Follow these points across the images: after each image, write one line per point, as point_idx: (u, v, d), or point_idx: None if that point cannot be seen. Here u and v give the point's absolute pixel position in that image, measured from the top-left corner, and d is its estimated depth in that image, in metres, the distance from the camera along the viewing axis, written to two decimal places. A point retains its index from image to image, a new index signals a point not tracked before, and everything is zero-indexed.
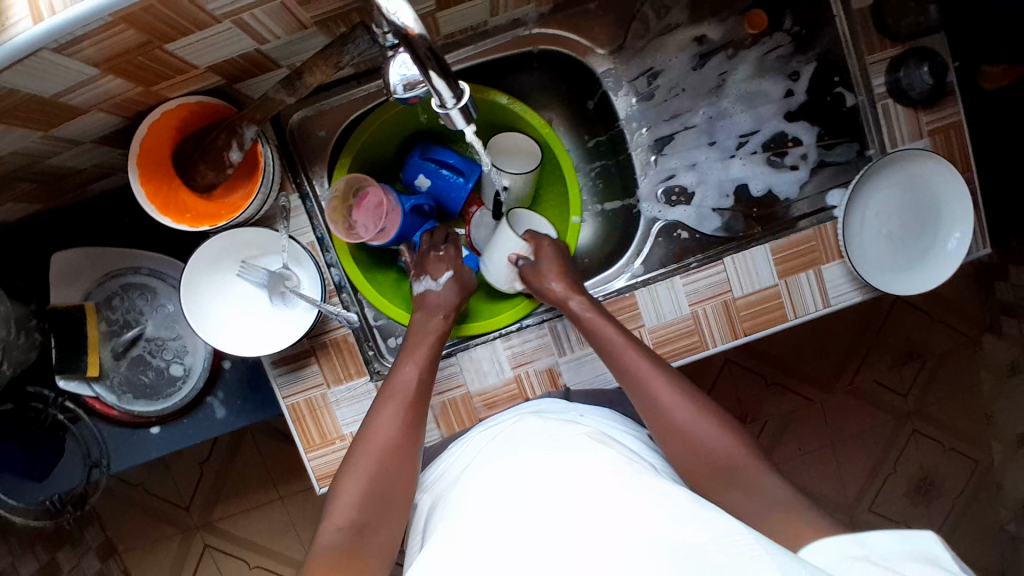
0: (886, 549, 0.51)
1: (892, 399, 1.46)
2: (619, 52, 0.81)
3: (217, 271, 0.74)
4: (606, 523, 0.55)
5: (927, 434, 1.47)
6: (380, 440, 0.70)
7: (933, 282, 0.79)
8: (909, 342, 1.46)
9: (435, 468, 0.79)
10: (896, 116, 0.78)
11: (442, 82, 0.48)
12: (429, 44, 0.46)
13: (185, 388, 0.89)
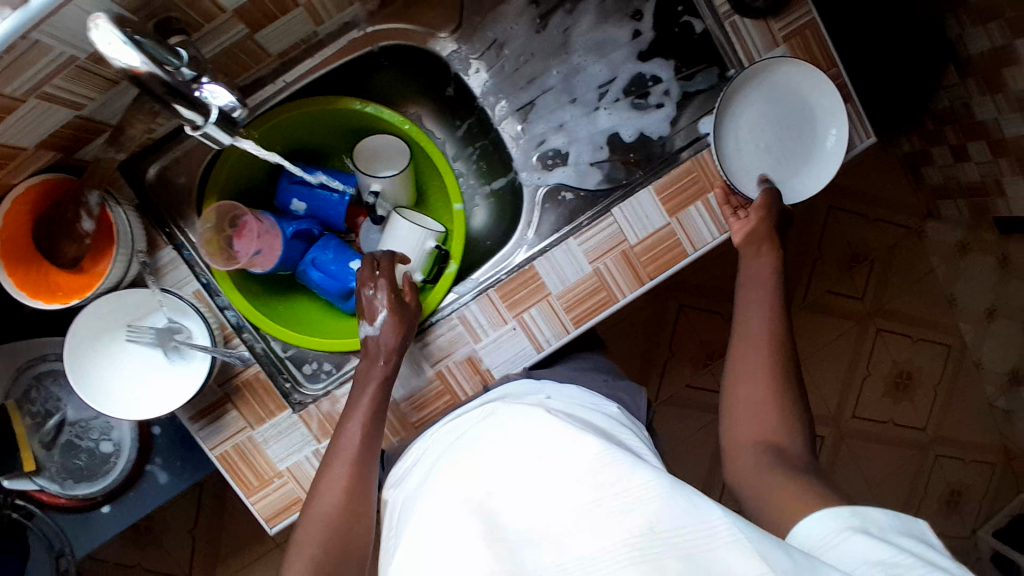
0: (884, 523, 0.53)
1: (849, 304, 1.46)
2: (459, 31, 0.82)
3: (106, 341, 0.73)
4: (578, 523, 0.50)
5: (893, 331, 1.47)
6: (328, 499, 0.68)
7: (819, 182, 0.78)
8: (858, 244, 1.45)
9: (402, 463, 0.73)
10: (747, 31, 0.77)
11: (188, 111, 0.55)
12: (165, 81, 0.52)
13: (120, 461, 0.88)
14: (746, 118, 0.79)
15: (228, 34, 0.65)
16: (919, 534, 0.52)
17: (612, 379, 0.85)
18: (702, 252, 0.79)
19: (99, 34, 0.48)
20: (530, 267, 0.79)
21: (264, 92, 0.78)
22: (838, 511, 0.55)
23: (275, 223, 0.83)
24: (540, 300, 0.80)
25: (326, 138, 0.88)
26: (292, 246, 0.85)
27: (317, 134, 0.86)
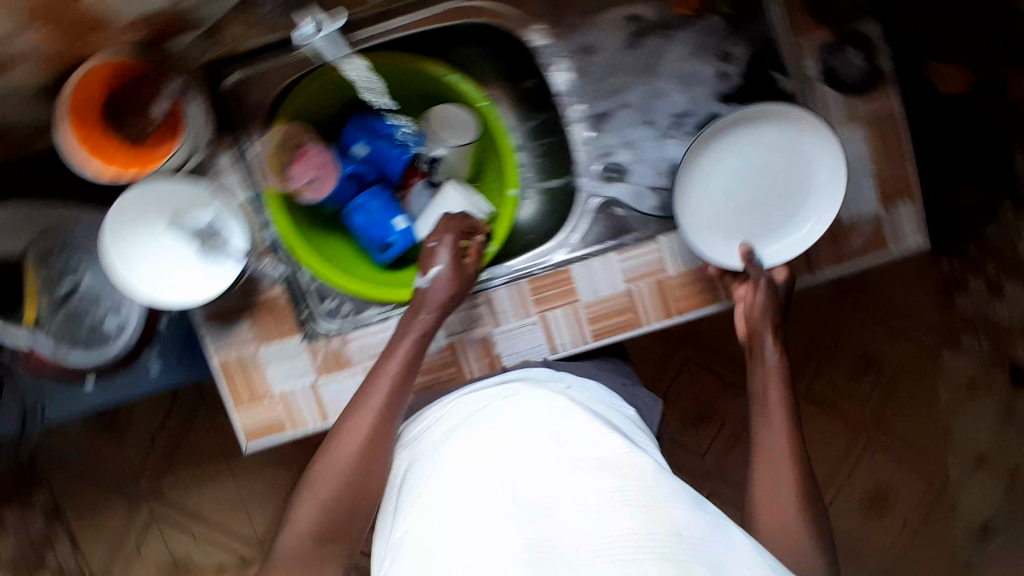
0: None
1: (846, 407, 1.48)
2: (554, 27, 0.80)
3: (144, 220, 0.73)
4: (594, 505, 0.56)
5: (880, 443, 1.48)
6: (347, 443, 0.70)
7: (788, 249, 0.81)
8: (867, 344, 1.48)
9: (415, 424, 0.78)
10: (829, 100, 0.82)
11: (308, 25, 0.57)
12: None
13: (119, 340, 0.86)
14: (749, 181, 0.81)
15: None
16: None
17: (631, 385, 0.88)
18: (735, 303, 0.83)
19: None
20: (568, 270, 0.82)
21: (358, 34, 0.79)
22: None
23: (336, 160, 0.84)
24: (567, 303, 0.82)
25: (397, 92, 0.87)
26: (345, 185, 0.85)
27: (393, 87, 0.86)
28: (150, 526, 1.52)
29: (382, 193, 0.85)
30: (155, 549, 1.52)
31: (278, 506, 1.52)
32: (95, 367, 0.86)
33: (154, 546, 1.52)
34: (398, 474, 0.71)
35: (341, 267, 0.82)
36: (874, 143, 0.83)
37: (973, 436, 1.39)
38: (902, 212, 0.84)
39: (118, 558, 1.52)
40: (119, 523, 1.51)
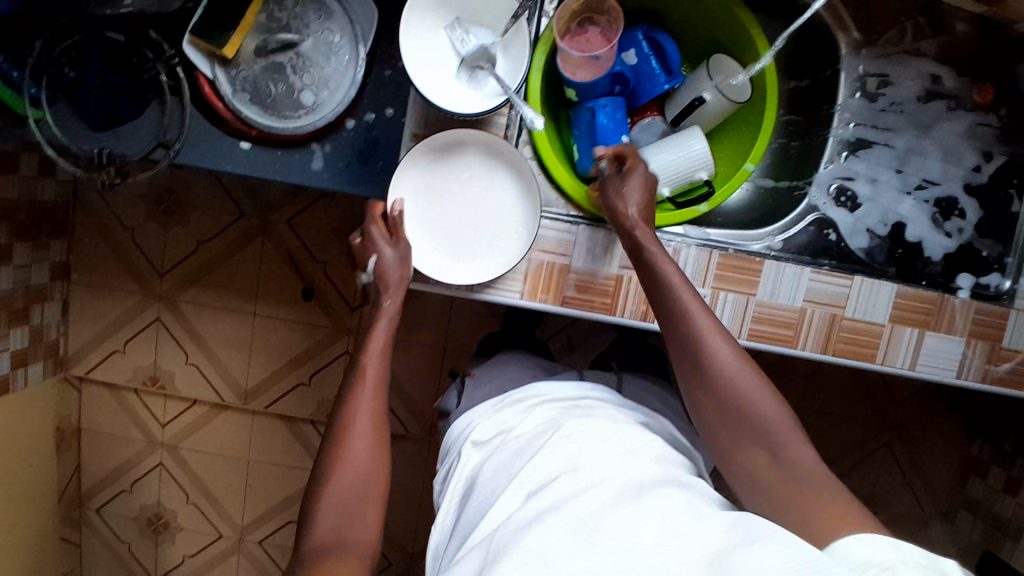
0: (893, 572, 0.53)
1: None
2: (868, 46, 0.82)
3: (432, 12, 0.71)
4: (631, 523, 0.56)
5: None
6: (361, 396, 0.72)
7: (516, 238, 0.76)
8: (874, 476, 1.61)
9: (483, 412, 0.82)
10: None
11: None
12: None
13: (303, 119, 0.83)
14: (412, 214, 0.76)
15: None
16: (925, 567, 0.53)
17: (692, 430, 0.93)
18: (884, 368, 0.83)
19: None
20: (761, 262, 0.79)
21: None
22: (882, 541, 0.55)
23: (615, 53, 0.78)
24: (744, 293, 0.80)
25: (687, 27, 0.86)
26: (603, 82, 0.79)
27: (682, 20, 0.85)
28: (151, 327, 1.45)
29: (624, 109, 0.80)
30: (141, 352, 1.45)
31: (280, 369, 1.46)
32: (272, 132, 0.81)
33: (143, 349, 1.45)
34: (465, 468, 0.76)
35: (555, 163, 0.80)
36: None
37: None
38: None
39: (103, 342, 1.45)
40: (122, 313, 1.44)
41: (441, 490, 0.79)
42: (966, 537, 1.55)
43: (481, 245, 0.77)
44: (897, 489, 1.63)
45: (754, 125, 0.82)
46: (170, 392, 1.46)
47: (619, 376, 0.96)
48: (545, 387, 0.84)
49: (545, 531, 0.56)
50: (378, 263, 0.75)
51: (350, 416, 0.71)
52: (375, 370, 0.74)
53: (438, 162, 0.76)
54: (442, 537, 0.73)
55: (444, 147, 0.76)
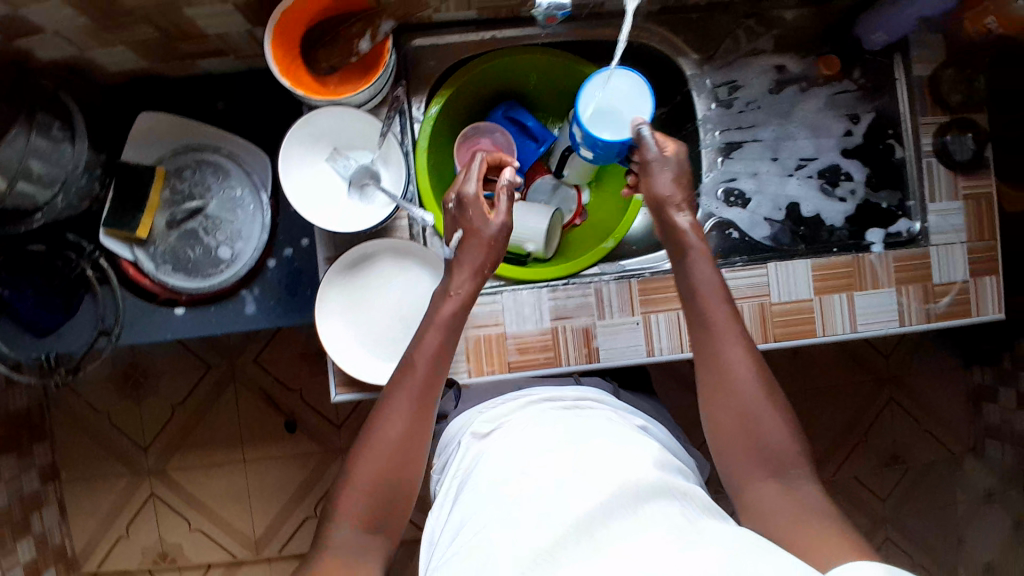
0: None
1: (869, 500, 1.61)
2: (708, 60, 0.89)
3: (310, 150, 0.77)
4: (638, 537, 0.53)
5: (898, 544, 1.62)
6: (418, 371, 0.68)
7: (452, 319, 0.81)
8: (890, 432, 1.61)
9: (486, 405, 0.77)
10: (936, 175, 0.89)
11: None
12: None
13: (226, 273, 0.89)
14: (348, 331, 0.80)
15: None
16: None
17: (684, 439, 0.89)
18: (828, 338, 0.87)
19: None
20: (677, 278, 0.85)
21: (510, 30, 0.84)
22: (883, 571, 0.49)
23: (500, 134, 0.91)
24: (672, 309, 0.85)
25: (546, 91, 0.93)
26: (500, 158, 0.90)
27: (540, 86, 0.93)
28: (148, 503, 1.46)
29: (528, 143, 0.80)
30: (145, 530, 1.46)
31: (286, 508, 1.46)
32: (201, 292, 0.87)
33: (145, 528, 1.46)
34: (461, 456, 0.71)
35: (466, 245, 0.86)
36: (972, 219, 0.90)
37: (984, 544, 1.53)
38: (985, 282, 0.90)
39: (106, 531, 1.46)
40: (116, 498, 1.46)
41: (438, 480, 0.75)
42: (1001, 465, 1.53)
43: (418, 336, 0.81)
44: (921, 437, 1.62)
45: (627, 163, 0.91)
46: (183, 562, 1.46)
47: (615, 385, 0.89)
48: (545, 388, 0.80)
49: (529, 534, 0.55)
50: (465, 237, 0.75)
51: (396, 396, 0.67)
52: (432, 340, 0.70)
53: (355, 277, 0.81)
54: (435, 516, 0.68)
55: (356, 263, 0.81)
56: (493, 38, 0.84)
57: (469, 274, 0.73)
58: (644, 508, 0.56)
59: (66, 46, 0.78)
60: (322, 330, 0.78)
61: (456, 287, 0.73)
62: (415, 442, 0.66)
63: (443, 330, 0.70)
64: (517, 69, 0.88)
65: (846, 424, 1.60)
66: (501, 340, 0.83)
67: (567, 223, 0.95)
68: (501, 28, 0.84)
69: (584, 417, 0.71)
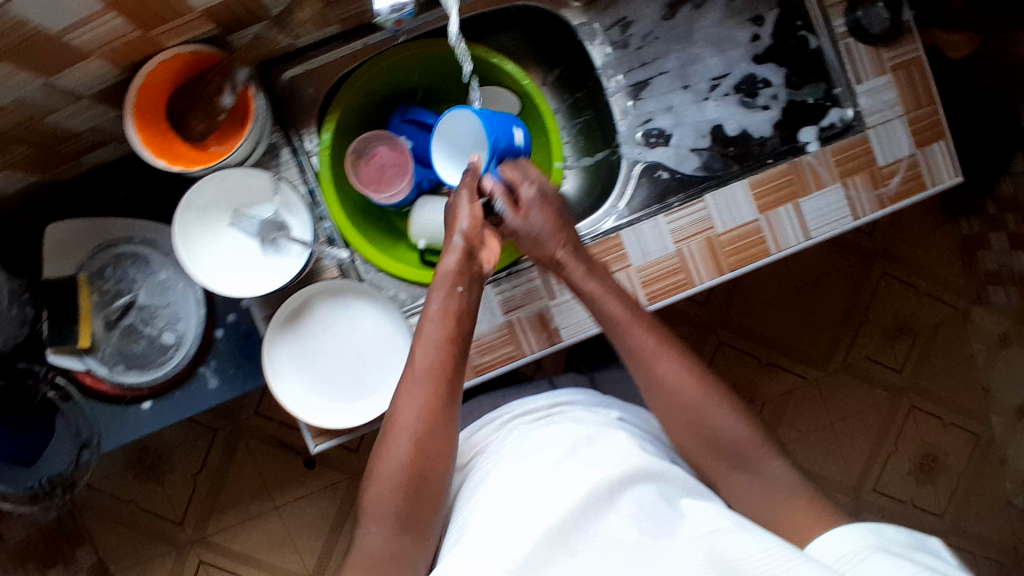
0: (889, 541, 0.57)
1: (887, 374, 1.60)
2: (592, 5, 0.84)
3: (210, 220, 0.75)
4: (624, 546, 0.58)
5: (925, 410, 1.62)
6: (420, 357, 0.69)
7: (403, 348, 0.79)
8: (891, 306, 1.59)
9: (481, 427, 0.79)
10: (858, 54, 0.85)
11: None
12: None
13: (176, 355, 0.88)
14: (305, 384, 0.79)
15: None
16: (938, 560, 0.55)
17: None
18: (784, 253, 0.84)
19: None
20: (618, 236, 0.82)
21: (377, 34, 0.80)
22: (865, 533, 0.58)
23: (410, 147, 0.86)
24: (620, 269, 0.83)
25: (434, 80, 0.89)
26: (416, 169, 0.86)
27: (432, 77, 0.89)
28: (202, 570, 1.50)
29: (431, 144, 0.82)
30: None
31: (329, 541, 1.49)
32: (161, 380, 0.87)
33: None
34: (460, 488, 0.73)
35: (405, 266, 0.83)
36: (903, 88, 0.86)
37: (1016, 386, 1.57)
38: (933, 149, 0.87)
39: None
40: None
41: None
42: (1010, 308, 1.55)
43: (375, 372, 0.80)
44: (925, 303, 1.60)
45: (541, 130, 0.88)
46: None
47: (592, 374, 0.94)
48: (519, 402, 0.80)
49: (512, 542, 0.57)
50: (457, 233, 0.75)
51: (406, 387, 0.68)
52: (430, 327, 0.70)
53: (297, 331, 0.79)
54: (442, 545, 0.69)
55: (296, 313, 0.79)
56: (361, 47, 0.80)
57: (458, 254, 0.74)
58: (621, 500, 0.61)
59: None
60: (289, 401, 0.77)
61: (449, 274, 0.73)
62: (442, 425, 0.67)
63: (446, 313, 0.71)
64: (400, 69, 0.85)
65: (845, 309, 1.59)
66: None
67: None
68: (367, 34, 0.80)
69: (563, 417, 0.73)
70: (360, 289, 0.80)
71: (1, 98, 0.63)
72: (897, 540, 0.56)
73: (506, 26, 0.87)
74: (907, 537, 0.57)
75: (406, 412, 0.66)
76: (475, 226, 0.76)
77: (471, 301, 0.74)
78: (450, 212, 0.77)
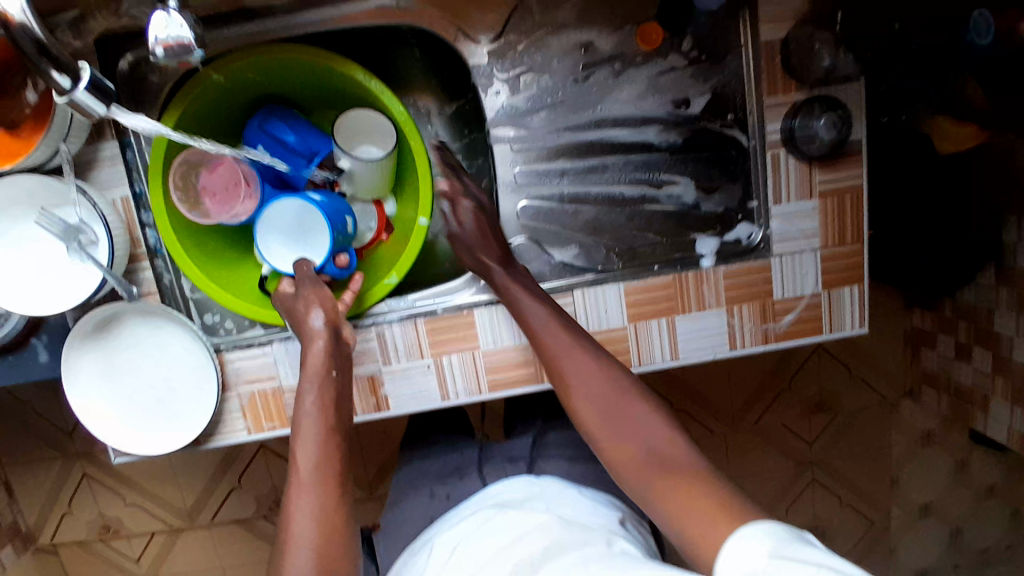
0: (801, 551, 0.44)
1: (796, 444, 1.32)
2: (497, 42, 0.74)
3: (15, 216, 0.68)
4: None
5: (824, 485, 1.34)
6: (300, 462, 0.60)
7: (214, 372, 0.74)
8: None
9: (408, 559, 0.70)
10: (786, 168, 0.74)
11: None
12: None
13: (3, 327, 0.82)
14: (109, 399, 0.74)
15: None
16: (833, 554, 0.44)
17: (608, 469, 0.78)
18: (647, 370, 0.77)
19: (170, 20, 0.49)
20: (470, 313, 0.76)
21: (236, 27, 0.69)
22: (776, 534, 0.46)
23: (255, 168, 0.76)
24: (465, 348, 0.77)
25: (312, 90, 0.79)
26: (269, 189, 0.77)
27: (304, 87, 0.78)
28: (83, 484, 1.51)
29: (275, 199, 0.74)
30: (86, 506, 1.52)
31: (209, 485, 1.51)
32: None
33: (85, 504, 1.52)
34: None
35: (238, 296, 0.75)
36: (831, 218, 0.75)
37: (924, 487, 1.33)
38: (844, 293, 0.77)
39: (51, 509, 1.52)
40: (52, 480, 1.50)
41: None
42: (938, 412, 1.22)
43: (185, 394, 0.75)
44: (852, 389, 1.30)
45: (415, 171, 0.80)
46: (126, 532, 1.54)
47: (541, 432, 0.85)
48: (451, 514, 0.72)
49: None
50: (303, 332, 0.68)
51: (292, 503, 0.59)
52: (307, 424, 0.63)
53: (105, 342, 0.74)
54: None
55: (104, 323, 0.73)
56: (213, 40, 0.70)
57: (325, 338, 0.67)
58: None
59: None
60: (97, 428, 0.73)
61: (312, 365, 0.66)
62: (342, 517, 0.59)
63: (317, 387, 0.64)
64: (271, 73, 0.74)
65: None
66: (278, 395, 0.76)
67: (369, 242, 0.82)
68: (220, 26, 0.69)
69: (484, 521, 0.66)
70: (180, 313, 0.74)
71: None
72: (777, 542, 0.46)
73: (398, 44, 0.78)
74: (784, 532, 0.47)
75: (298, 526, 0.57)
76: (331, 309, 0.69)
77: (347, 384, 0.67)
78: (295, 310, 0.68)
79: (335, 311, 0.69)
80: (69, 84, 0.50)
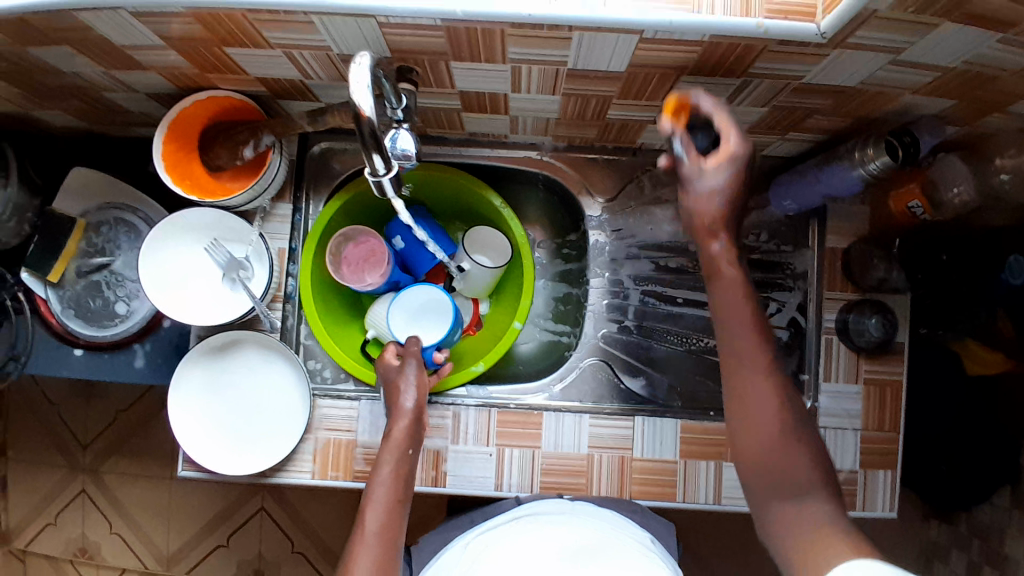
0: None
1: None
2: (611, 201, 0.89)
3: (192, 239, 0.80)
4: None
5: None
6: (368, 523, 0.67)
7: (303, 411, 0.82)
8: None
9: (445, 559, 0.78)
10: (837, 354, 0.85)
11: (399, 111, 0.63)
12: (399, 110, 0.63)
13: (120, 326, 0.93)
14: (201, 411, 0.81)
15: (443, 99, 0.72)
16: None
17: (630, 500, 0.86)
18: (688, 506, 0.83)
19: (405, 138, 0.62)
20: (540, 415, 0.84)
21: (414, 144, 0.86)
22: None
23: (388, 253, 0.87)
24: (528, 446, 0.84)
25: (452, 204, 0.95)
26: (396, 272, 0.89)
27: (445, 198, 0.94)
28: (78, 499, 1.49)
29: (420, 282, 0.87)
30: (72, 523, 1.50)
31: (198, 533, 1.48)
32: (103, 340, 0.90)
33: (72, 520, 1.50)
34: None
35: (344, 352, 0.85)
36: (873, 405, 0.84)
37: None
38: (877, 476, 0.84)
39: (37, 516, 1.51)
40: (50, 486, 1.50)
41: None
42: None
43: (269, 423, 0.82)
44: None
45: (518, 284, 0.92)
46: (99, 561, 1.50)
47: None
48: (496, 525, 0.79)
49: None
50: (393, 407, 0.75)
51: (355, 551, 0.65)
52: (382, 490, 0.70)
53: (217, 362, 0.82)
54: None
55: (223, 346, 0.83)
56: None
57: (408, 418, 0.74)
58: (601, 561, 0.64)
59: (9, 106, 0.85)
60: (180, 433, 0.80)
61: (393, 436, 0.73)
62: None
63: (395, 458, 0.72)
64: (425, 184, 0.90)
65: None
66: (349, 448, 0.82)
67: None
68: None
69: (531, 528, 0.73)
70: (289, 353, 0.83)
71: (65, 68, 0.70)
72: None
73: (530, 185, 0.94)
74: None
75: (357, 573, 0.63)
76: (423, 393, 0.77)
77: (416, 462, 0.75)
78: (394, 382, 0.77)
79: (424, 395, 0.77)
80: (382, 166, 0.59)
